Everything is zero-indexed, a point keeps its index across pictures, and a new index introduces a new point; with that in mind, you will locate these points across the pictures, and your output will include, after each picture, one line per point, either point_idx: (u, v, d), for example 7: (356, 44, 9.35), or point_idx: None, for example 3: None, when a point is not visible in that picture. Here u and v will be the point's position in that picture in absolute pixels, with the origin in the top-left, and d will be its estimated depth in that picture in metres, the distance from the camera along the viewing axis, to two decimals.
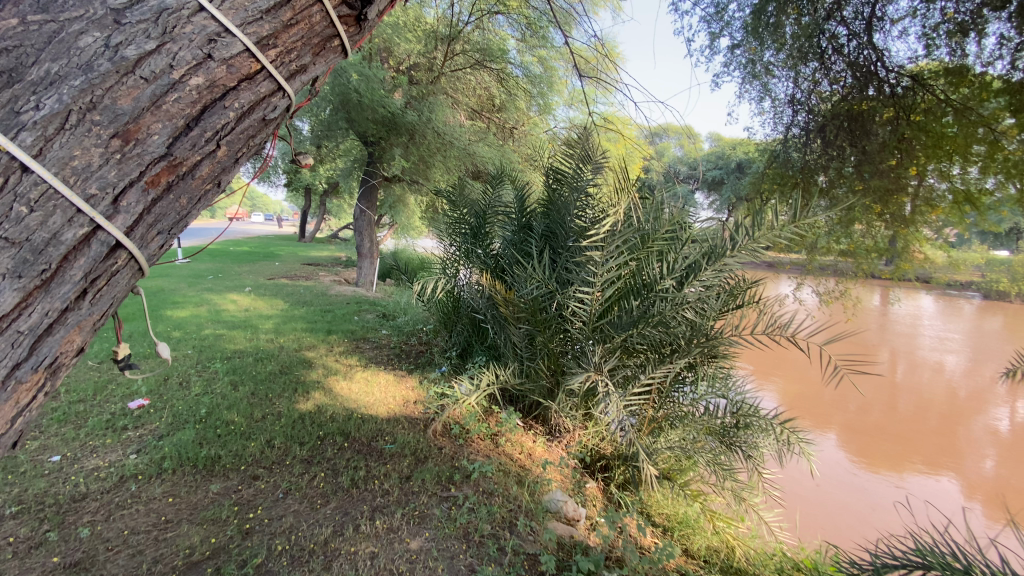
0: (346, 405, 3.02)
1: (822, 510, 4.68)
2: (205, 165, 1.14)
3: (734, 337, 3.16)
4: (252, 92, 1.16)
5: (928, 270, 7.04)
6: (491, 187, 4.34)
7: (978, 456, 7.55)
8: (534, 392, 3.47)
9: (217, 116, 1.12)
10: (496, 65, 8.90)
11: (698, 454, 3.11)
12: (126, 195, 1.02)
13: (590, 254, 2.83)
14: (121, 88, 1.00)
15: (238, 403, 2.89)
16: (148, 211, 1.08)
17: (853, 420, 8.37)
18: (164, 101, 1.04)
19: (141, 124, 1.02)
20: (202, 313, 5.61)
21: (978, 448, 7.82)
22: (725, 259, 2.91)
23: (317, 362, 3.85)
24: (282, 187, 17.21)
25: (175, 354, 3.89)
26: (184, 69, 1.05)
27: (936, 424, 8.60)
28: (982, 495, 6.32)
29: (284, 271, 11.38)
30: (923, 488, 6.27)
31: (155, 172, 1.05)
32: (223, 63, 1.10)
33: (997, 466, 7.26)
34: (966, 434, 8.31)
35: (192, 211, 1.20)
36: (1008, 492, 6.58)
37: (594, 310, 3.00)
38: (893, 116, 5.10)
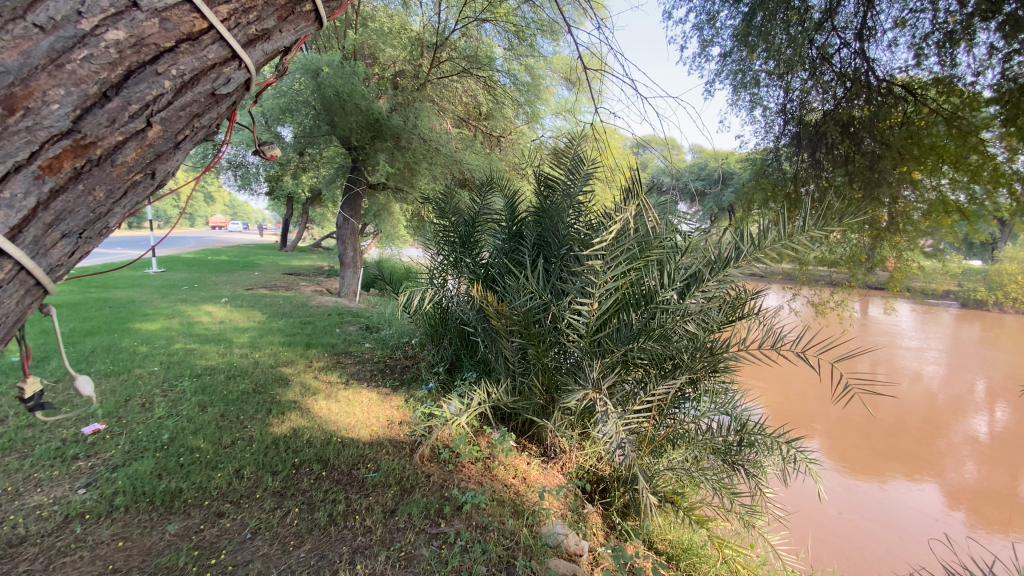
0: (325, 427, 2.78)
1: (831, 538, 4.52)
2: (129, 147, 1.08)
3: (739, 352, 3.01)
4: (193, 57, 1.12)
5: (920, 280, 6.99)
6: (481, 195, 4.17)
7: (959, 461, 7.59)
8: (528, 409, 3.26)
9: (146, 85, 1.06)
10: (483, 72, 8.76)
11: (702, 477, 2.93)
12: (12, 182, 0.95)
13: (590, 264, 2.64)
14: (9, 38, 0.92)
15: (206, 427, 2.63)
16: (46, 206, 1.00)
17: (838, 430, 8.34)
18: (67, 60, 0.96)
19: (33, 89, 0.94)
20: (173, 327, 5.29)
21: (960, 455, 7.81)
22: (729, 270, 2.81)
23: (294, 379, 3.60)
24: (263, 195, 16.80)
25: (139, 372, 3.61)
26: (98, 19, 0.98)
27: (916, 431, 8.62)
28: (963, 502, 6.29)
29: (263, 281, 11.02)
30: (900, 493, 6.26)
31: (58, 149, 0.98)
32: (155, 16, 1.05)
33: (977, 471, 7.29)
34: (946, 440, 8.36)
35: (111, 209, 1.12)
36: (990, 497, 6.60)
37: (594, 323, 2.81)
38: (897, 121, 5.03)
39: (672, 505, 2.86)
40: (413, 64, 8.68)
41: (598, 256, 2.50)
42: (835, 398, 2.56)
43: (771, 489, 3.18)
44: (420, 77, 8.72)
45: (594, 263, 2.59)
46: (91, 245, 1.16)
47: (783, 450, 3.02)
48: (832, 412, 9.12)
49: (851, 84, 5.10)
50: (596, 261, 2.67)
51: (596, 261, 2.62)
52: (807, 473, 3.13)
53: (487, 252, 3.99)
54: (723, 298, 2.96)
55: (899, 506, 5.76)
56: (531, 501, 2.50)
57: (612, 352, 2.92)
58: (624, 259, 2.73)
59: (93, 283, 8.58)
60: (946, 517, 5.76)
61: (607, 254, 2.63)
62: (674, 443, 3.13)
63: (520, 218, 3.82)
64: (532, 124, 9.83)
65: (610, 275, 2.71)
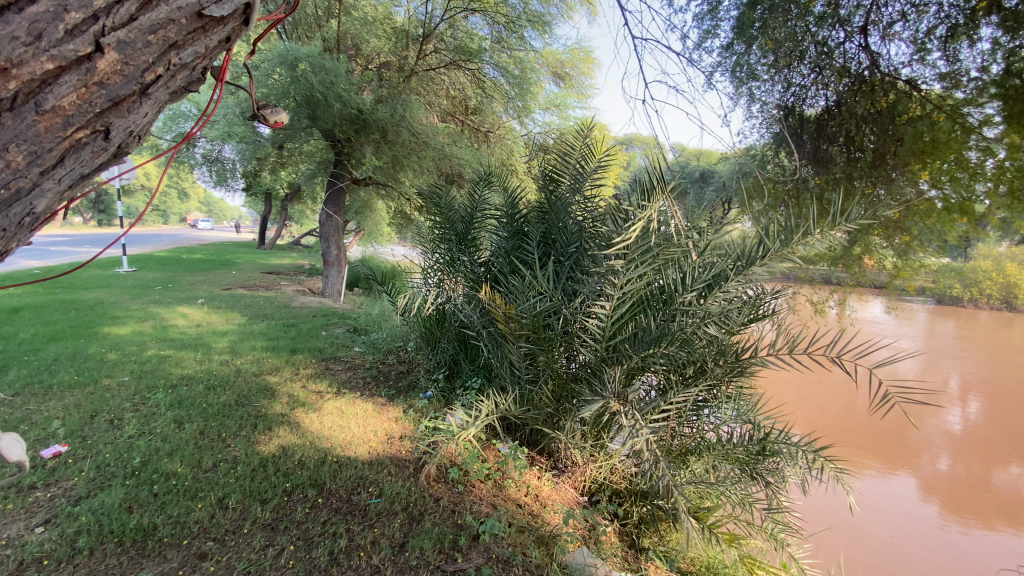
0: (318, 445, 2.52)
1: (846, 556, 4.35)
2: (64, 86, 1.01)
3: (767, 357, 2.76)
4: None
5: (929, 282, 6.84)
6: (477, 189, 3.94)
7: (933, 455, 7.58)
8: (536, 420, 3.03)
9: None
10: (471, 65, 8.46)
11: (727, 491, 2.75)
12: None
13: (612, 264, 2.38)
14: None
15: (183, 448, 2.34)
16: None
17: (816, 424, 8.29)
18: None
19: None
20: (145, 331, 4.91)
21: (935, 449, 7.82)
22: (754, 269, 2.62)
23: (281, 389, 3.31)
24: (240, 191, 16.18)
25: (109, 383, 3.28)
26: None
27: (894, 427, 8.60)
28: (940, 494, 6.32)
29: (241, 280, 10.56)
30: (877, 488, 6.29)
31: None
32: None
33: (951, 464, 7.29)
34: (921, 434, 8.37)
35: (37, 182, 1.06)
36: (965, 489, 6.59)
37: (613, 329, 2.59)
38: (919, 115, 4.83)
39: (698, 521, 2.66)
40: (397, 55, 8.34)
41: (623, 260, 2.26)
42: (874, 408, 2.40)
43: (790, 499, 3.01)
44: (406, 69, 8.29)
45: (617, 267, 2.35)
46: (15, 227, 1.10)
47: (808, 458, 2.80)
48: (810, 407, 9.09)
49: (854, 78, 4.95)
50: (617, 260, 2.43)
51: (618, 261, 2.39)
52: (830, 482, 2.94)
53: (487, 251, 3.75)
54: (744, 298, 2.79)
55: (905, 514, 5.59)
56: (554, 525, 2.29)
57: (629, 360, 2.69)
58: (648, 260, 2.51)
59: (58, 284, 8.07)
60: (920, 508, 5.81)
61: (630, 255, 2.40)
62: (695, 455, 2.95)
63: (523, 214, 3.58)
64: (521, 120, 9.60)
65: (633, 276, 2.45)
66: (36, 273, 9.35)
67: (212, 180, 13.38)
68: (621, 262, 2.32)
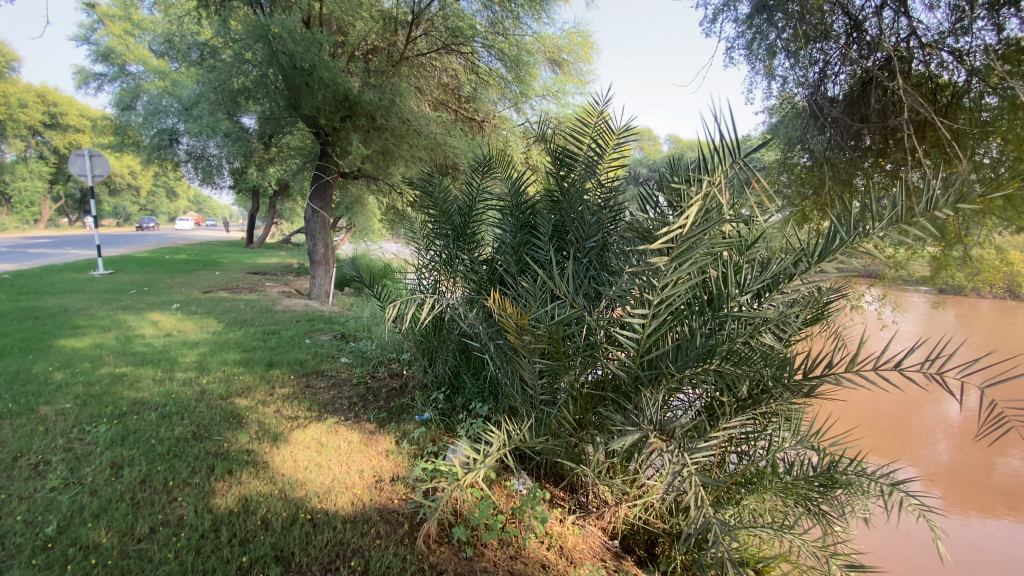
0: (290, 494, 2.02)
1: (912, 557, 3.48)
2: None
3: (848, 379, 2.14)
4: None
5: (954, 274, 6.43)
6: (476, 175, 3.47)
7: (936, 436, 6.89)
8: (556, 451, 2.52)
9: None
10: (464, 49, 8.02)
11: (792, 536, 2.27)
12: None
13: (651, 264, 1.84)
14: None
15: (115, 508, 1.83)
16: None
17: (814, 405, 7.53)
18: None
19: None
20: (107, 344, 4.36)
21: (937, 427, 7.13)
22: (819, 267, 2.13)
23: (251, 416, 2.80)
24: (225, 188, 15.55)
25: (45, 411, 2.74)
26: None
27: (898, 401, 7.84)
28: (940, 479, 5.75)
29: (224, 283, 10.00)
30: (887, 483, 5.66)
31: None
32: None
33: (953, 446, 6.62)
34: (926, 410, 7.63)
35: None
36: (971, 475, 5.90)
37: (652, 345, 2.07)
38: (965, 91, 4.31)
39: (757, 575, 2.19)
40: (385, 41, 7.82)
41: (669, 260, 1.70)
42: (984, 437, 1.89)
43: (851, 531, 2.56)
44: (395, 55, 7.82)
45: (660, 263, 1.81)
46: None
47: (881, 489, 2.32)
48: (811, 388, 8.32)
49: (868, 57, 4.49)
50: (657, 257, 1.88)
51: (662, 259, 1.83)
52: (901, 514, 2.46)
53: (488, 249, 3.29)
54: (805, 300, 2.31)
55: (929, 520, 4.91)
56: None
57: (671, 381, 2.17)
58: (700, 257, 1.96)
59: (22, 289, 7.45)
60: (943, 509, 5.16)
61: (675, 250, 1.85)
62: (749, 488, 2.46)
63: (529, 204, 3.08)
64: (517, 107, 9.16)
65: (681, 278, 1.90)
66: (2, 277, 8.72)
67: (196, 177, 12.77)
68: (665, 260, 1.78)
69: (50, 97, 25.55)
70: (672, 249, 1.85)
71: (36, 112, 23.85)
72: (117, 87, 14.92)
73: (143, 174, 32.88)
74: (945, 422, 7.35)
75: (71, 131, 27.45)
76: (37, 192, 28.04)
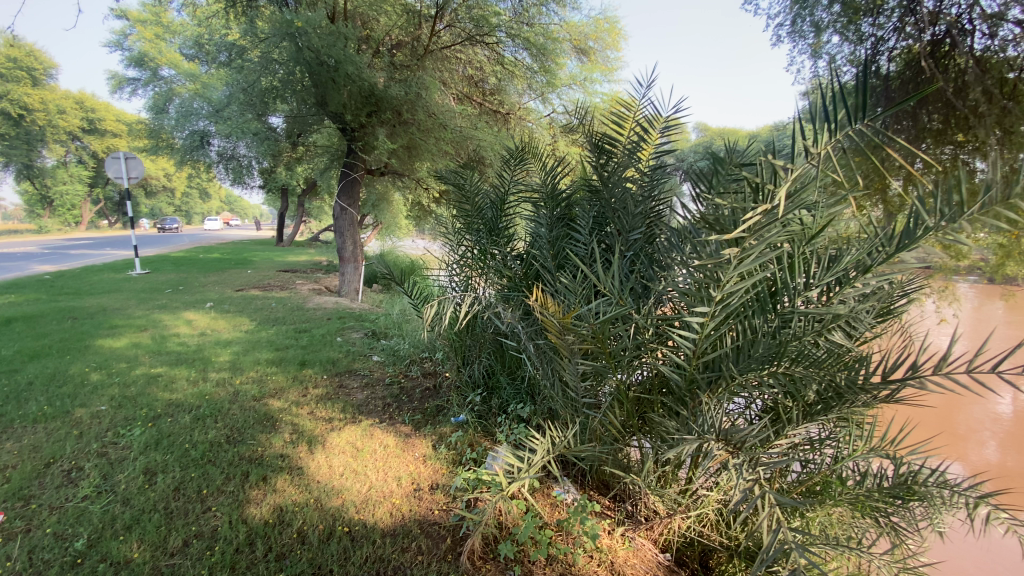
0: (326, 505, 1.93)
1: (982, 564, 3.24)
2: None
3: (931, 383, 1.91)
4: None
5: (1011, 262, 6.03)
6: (509, 166, 3.32)
7: (986, 436, 6.51)
8: (602, 457, 2.37)
9: None
10: (489, 40, 7.86)
11: (862, 552, 2.08)
12: None
13: (717, 257, 1.65)
14: None
15: (148, 519, 1.77)
16: None
17: None
18: None
19: None
20: (142, 343, 4.40)
21: (988, 426, 6.75)
22: (896, 258, 1.91)
23: (284, 418, 2.74)
24: (255, 188, 15.80)
25: (80, 413, 2.71)
26: None
27: (946, 399, 7.46)
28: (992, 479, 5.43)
29: (255, 281, 10.14)
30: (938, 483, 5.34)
31: None
32: None
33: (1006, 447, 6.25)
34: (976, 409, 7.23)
35: None
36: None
37: (713, 348, 1.89)
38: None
39: None
40: (409, 35, 7.73)
41: (747, 254, 1.50)
42: None
43: (922, 545, 2.34)
44: (420, 48, 7.70)
45: (732, 258, 1.61)
46: None
47: (965, 502, 2.09)
48: None
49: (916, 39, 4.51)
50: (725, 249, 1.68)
51: (731, 251, 1.62)
52: (985, 529, 2.22)
53: (522, 243, 3.14)
54: (879, 294, 2.10)
55: None
56: None
57: (732, 385, 1.99)
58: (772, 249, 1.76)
59: (64, 290, 7.65)
60: None
61: (745, 240, 1.66)
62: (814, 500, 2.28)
63: (566, 196, 2.91)
64: (542, 98, 9.00)
65: (755, 274, 1.69)
66: (44, 278, 9.00)
67: (226, 177, 12.99)
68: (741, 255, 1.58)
69: (89, 103, 26.53)
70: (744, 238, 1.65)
71: (73, 117, 25.07)
72: (150, 91, 15.31)
73: (177, 176, 33.83)
74: (998, 421, 6.95)
75: (108, 136, 28.36)
76: (78, 194, 29.15)
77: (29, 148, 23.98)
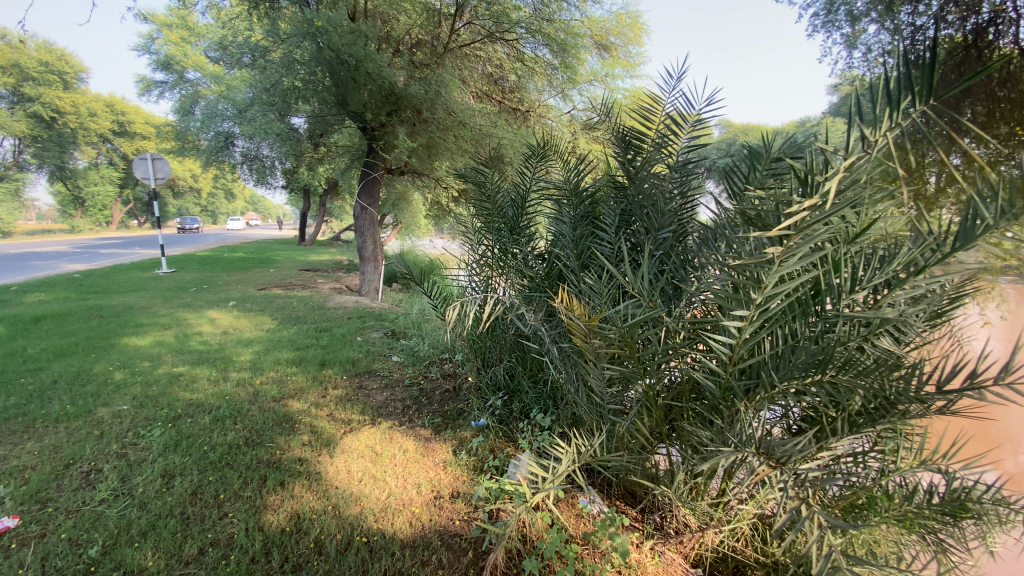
0: (343, 512, 1.87)
1: None
2: None
3: (993, 395, 1.75)
4: None
5: None
6: (531, 164, 3.23)
7: None
8: (630, 466, 2.27)
9: None
10: (509, 37, 7.78)
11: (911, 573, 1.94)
12: None
13: (759, 259, 1.53)
14: None
15: (163, 525, 1.74)
16: None
17: None
18: None
19: None
20: (166, 342, 4.44)
21: None
22: (954, 258, 1.77)
23: (303, 420, 2.70)
24: (278, 188, 16.02)
25: (103, 413, 2.72)
26: None
27: None
28: None
29: (278, 280, 10.23)
30: None
31: None
32: None
33: None
34: None
35: None
36: None
37: (751, 355, 1.77)
38: None
39: None
40: (429, 34, 7.68)
41: (794, 257, 1.38)
42: None
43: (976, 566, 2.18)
44: (439, 46, 7.65)
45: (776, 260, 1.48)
46: None
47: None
48: None
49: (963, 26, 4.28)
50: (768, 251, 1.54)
51: (774, 251, 1.49)
52: None
53: (544, 242, 3.06)
54: (931, 296, 1.95)
55: None
56: None
57: (771, 394, 1.87)
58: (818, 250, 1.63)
59: (93, 288, 7.84)
60: None
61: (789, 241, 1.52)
62: (858, 515, 2.14)
63: (590, 193, 2.81)
64: (563, 95, 8.88)
65: (801, 277, 1.56)
66: (76, 277, 9.23)
67: (250, 178, 13.17)
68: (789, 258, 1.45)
69: (120, 106, 27.27)
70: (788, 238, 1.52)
71: (105, 120, 25.83)
72: (177, 94, 15.62)
73: (203, 177, 34.58)
74: None
75: (138, 138, 29.13)
76: (109, 195, 30.02)
77: (63, 150, 24.76)
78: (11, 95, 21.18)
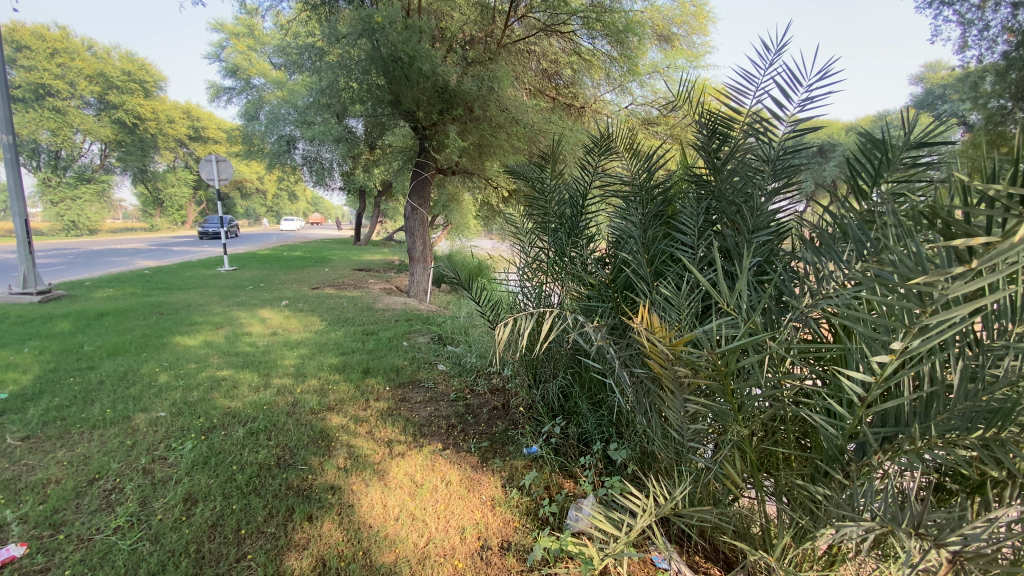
0: (371, 562, 1.64)
1: None
2: None
3: None
4: None
5: None
6: (591, 155, 2.86)
7: None
8: (717, 518, 1.88)
9: None
10: (566, 30, 7.44)
11: None
12: None
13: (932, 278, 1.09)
14: None
15: (175, 566, 1.58)
16: None
17: None
18: None
19: None
20: (215, 342, 4.40)
21: None
22: None
23: (339, 439, 2.46)
24: (335, 189, 16.39)
25: (140, 419, 2.62)
26: None
27: None
28: None
29: (331, 279, 10.30)
30: None
31: None
32: None
33: None
34: None
35: None
36: None
37: (899, 399, 1.33)
38: None
39: None
40: (483, 30, 7.43)
41: (995, 280, 0.91)
42: None
43: None
44: (493, 42, 7.40)
45: (959, 281, 1.03)
46: None
47: None
48: None
49: None
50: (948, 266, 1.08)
51: (962, 271, 1.03)
52: None
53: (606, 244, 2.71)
54: None
55: None
56: None
57: (917, 446, 1.43)
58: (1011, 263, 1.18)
59: (159, 284, 8.16)
60: None
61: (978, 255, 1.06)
62: None
63: (663, 188, 2.41)
64: (621, 89, 8.43)
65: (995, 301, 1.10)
66: (145, 273, 9.66)
67: (309, 178, 13.49)
68: (972, 286, 0.95)
69: (195, 112, 28.96)
70: (979, 247, 1.07)
71: (183, 127, 27.55)
72: (244, 100, 16.33)
73: (268, 179, 36.24)
74: None
75: (210, 143, 30.99)
76: (184, 196, 32.04)
77: (144, 154, 26.59)
78: (98, 103, 23.26)
